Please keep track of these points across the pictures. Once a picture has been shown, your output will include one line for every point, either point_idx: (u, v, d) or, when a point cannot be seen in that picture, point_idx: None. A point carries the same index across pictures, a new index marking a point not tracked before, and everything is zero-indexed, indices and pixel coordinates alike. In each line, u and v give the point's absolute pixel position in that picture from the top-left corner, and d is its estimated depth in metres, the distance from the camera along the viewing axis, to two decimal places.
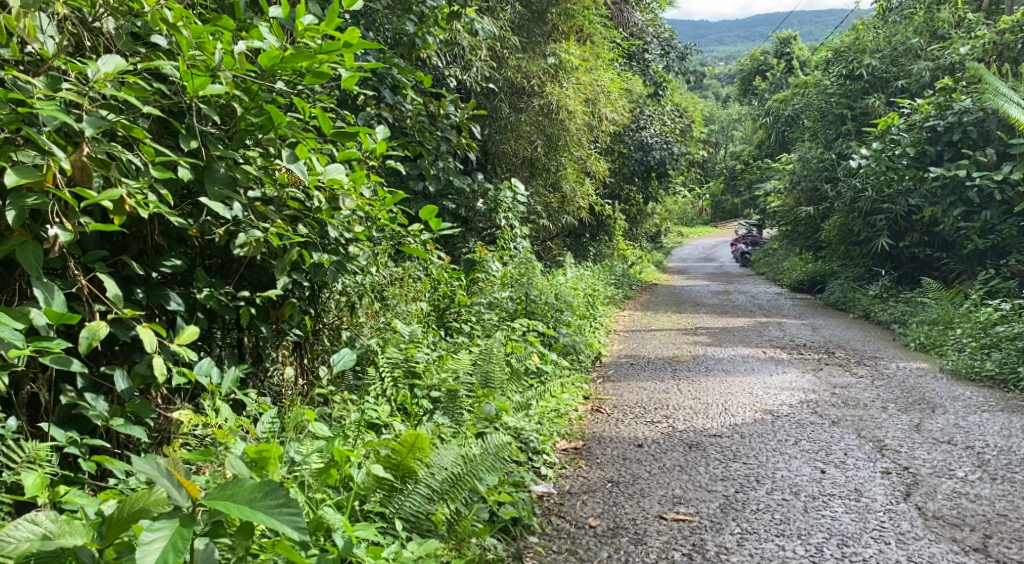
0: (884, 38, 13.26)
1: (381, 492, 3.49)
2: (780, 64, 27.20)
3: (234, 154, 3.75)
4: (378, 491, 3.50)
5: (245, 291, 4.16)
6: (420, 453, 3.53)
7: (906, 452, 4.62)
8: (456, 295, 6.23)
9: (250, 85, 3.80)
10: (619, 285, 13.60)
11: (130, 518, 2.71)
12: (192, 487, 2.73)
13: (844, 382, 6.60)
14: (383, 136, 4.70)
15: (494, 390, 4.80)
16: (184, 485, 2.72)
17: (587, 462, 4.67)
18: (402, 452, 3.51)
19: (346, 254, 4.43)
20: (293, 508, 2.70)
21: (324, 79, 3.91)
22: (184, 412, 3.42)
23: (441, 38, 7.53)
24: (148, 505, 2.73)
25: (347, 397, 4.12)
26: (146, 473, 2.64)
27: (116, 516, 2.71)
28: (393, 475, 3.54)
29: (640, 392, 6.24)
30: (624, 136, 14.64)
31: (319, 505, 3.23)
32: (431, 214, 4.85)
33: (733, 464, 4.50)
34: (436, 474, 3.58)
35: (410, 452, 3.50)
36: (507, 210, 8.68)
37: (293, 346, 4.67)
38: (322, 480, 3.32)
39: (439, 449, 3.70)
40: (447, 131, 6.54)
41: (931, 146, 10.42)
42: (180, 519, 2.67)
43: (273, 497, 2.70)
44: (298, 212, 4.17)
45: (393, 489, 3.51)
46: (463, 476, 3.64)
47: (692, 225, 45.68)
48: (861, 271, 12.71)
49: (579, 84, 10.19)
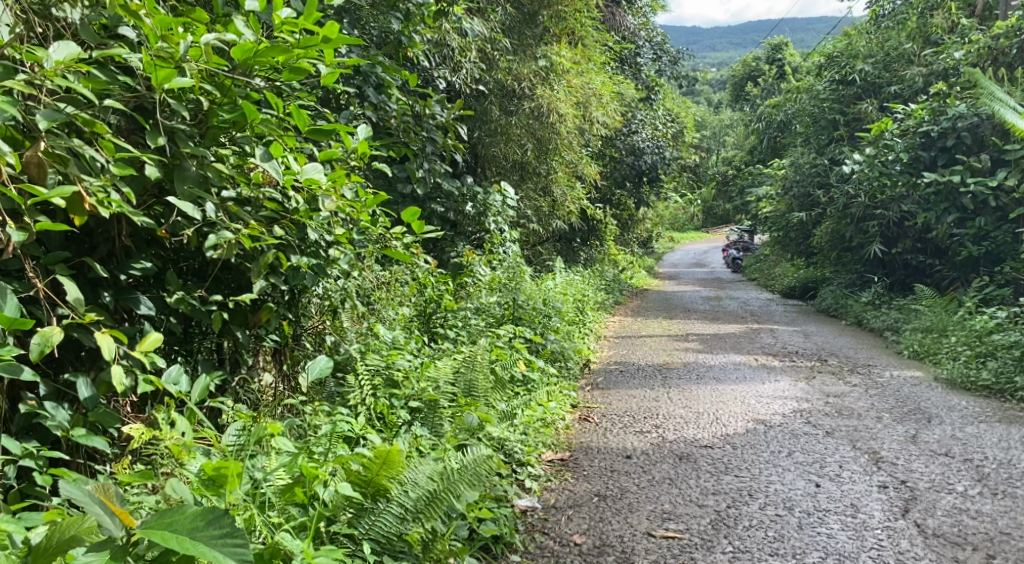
0: (878, 43, 13.18)
1: (351, 511, 3.35)
2: (772, 70, 27.17)
3: (206, 152, 3.58)
4: (348, 509, 3.35)
5: (219, 294, 4.00)
6: (391, 470, 3.39)
7: (903, 464, 4.47)
8: (442, 300, 6.07)
9: (222, 81, 3.65)
10: (610, 291, 13.46)
11: (59, 548, 2.59)
12: (125, 515, 2.67)
13: (839, 391, 6.46)
14: (366, 135, 4.56)
15: (478, 400, 4.64)
16: (117, 512, 2.66)
17: (573, 474, 4.51)
18: (373, 468, 3.38)
19: (326, 257, 4.28)
20: (238, 539, 2.62)
21: (302, 75, 3.77)
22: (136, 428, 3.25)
23: (430, 38, 7.39)
24: (80, 533, 2.62)
25: (320, 408, 3.98)
26: (75, 498, 2.58)
27: (43, 546, 2.58)
28: (364, 492, 3.40)
29: (630, 400, 6.08)
30: (615, 140, 14.53)
31: (276, 529, 3.09)
32: (414, 217, 4.70)
33: (725, 477, 4.34)
34: (409, 492, 3.43)
35: (380, 470, 3.37)
36: (496, 214, 8.53)
37: (272, 352, 4.56)
38: (287, 499, 3.20)
39: (414, 465, 3.55)
40: (433, 132, 6.38)
41: (925, 152, 10.31)
42: (111, 552, 2.61)
43: (217, 527, 2.63)
44: (275, 214, 4.02)
45: (363, 508, 3.37)
46: (439, 493, 3.47)
47: (683, 231, 45.60)
48: (854, 278, 12.59)
49: (570, 86, 10.06)
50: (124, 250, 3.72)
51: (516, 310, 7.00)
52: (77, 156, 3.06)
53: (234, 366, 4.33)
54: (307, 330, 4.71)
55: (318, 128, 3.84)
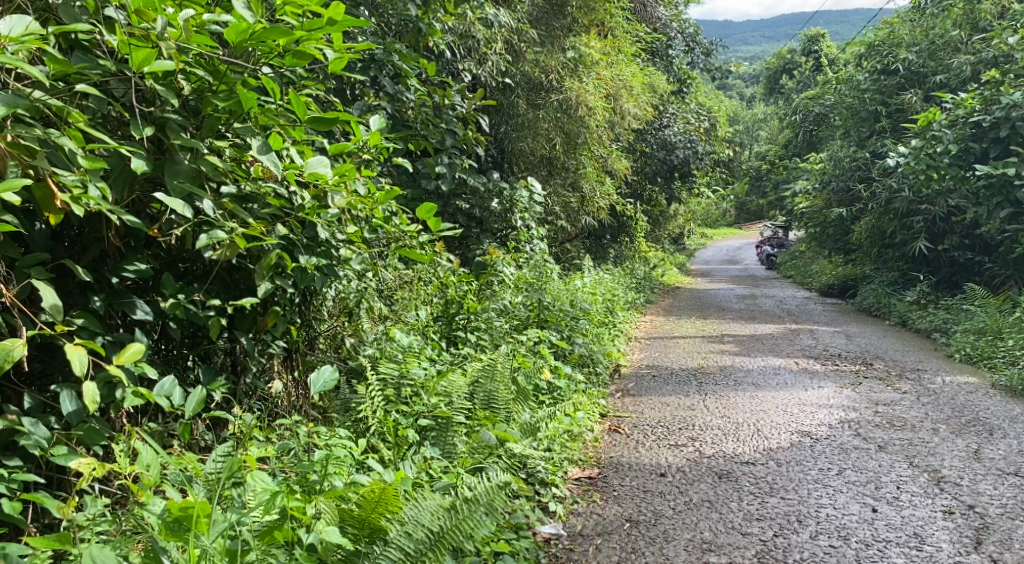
0: (922, 31, 12.65)
1: (343, 554, 3.06)
2: (807, 61, 26.52)
3: (200, 143, 3.26)
4: (339, 552, 3.07)
5: (219, 298, 3.69)
6: (387, 508, 3.11)
7: (968, 486, 4.07)
8: (465, 301, 5.74)
9: (217, 65, 3.32)
10: (640, 288, 13.07)
11: None
12: None
13: (888, 399, 6.03)
14: (378, 126, 4.23)
15: (498, 413, 4.30)
16: None
17: (602, 495, 4.14)
18: (367, 506, 3.11)
19: (338, 257, 3.96)
20: None
21: (306, 61, 3.41)
22: (87, 461, 2.96)
23: (453, 28, 7.06)
24: None
25: (316, 428, 3.68)
26: None
27: None
28: (359, 535, 3.12)
29: (663, 409, 5.70)
30: (647, 134, 14.15)
31: None
32: (429, 213, 4.34)
33: (770, 500, 3.96)
34: (410, 532, 3.10)
35: (375, 506, 3.10)
36: (524, 210, 8.18)
37: (283, 357, 4.27)
38: (268, 543, 2.96)
39: (417, 500, 3.22)
40: (453, 123, 5.96)
41: (976, 143, 9.86)
42: None
43: None
44: (280, 211, 3.70)
45: (356, 553, 3.07)
46: (446, 533, 3.15)
47: (715, 226, 45.02)
48: (896, 275, 12.11)
49: (600, 79, 9.68)
50: (117, 249, 3.42)
51: (541, 312, 6.64)
52: (52, 148, 2.80)
53: (241, 372, 4.03)
54: (320, 334, 4.41)
55: (322, 117, 3.49)
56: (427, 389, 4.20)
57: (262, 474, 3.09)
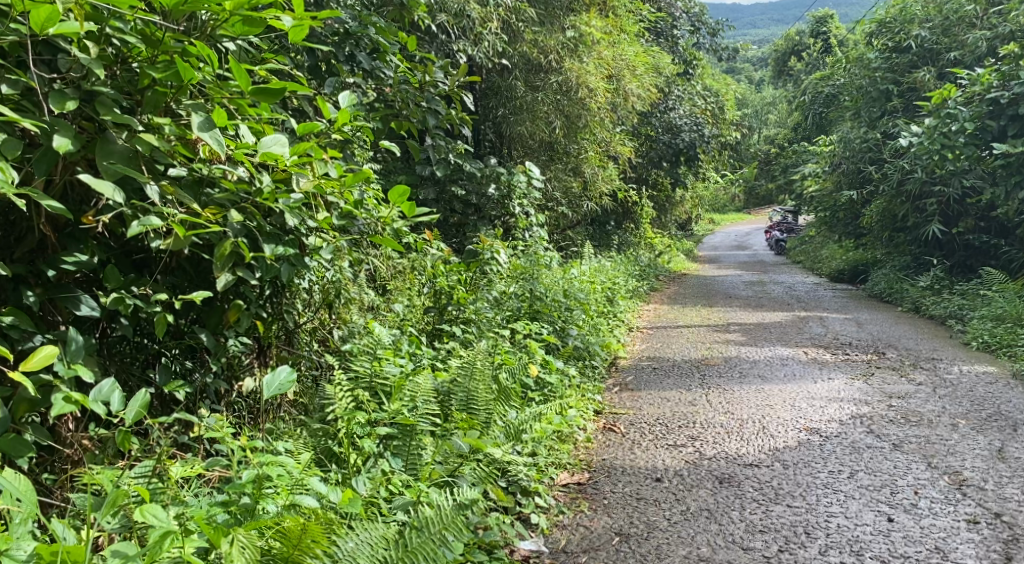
0: (936, 6, 12.17)
1: None
2: (816, 43, 25.94)
3: (134, 119, 2.92)
4: None
5: (168, 292, 3.33)
6: (310, 547, 2.78)
7: (993, 491, 3.73)
8: (455, 291, 5.42)
9: (153, 32, 2.99)
10: (645, 276, 12.75)
11: None
12: None
13: (902, 391, 5.67)
14: (347, 103, 3.89)
15: (477, 415, 3.98)
16: None
17: (591, 504, 3.82)
18: (288, 543, 2.78)
19: (307, 245, 3.59)
20: None
21: (258, 27, 3.11)
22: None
23: (444, 5, 6.71)
24: None
25: (253, 444, 3.38)
26: None
27: None
28: None
29: (662, 405, 5.36)
30: (652, 117, 13.78)
31: None
32: (403, 197, 3.99)
33: (775, 508, 3.63)
34: None
35: (299, 544, 2.77)
36: (522, 197, 7.81)
37: (256, 353, 3.93)
38: None
39: (353, 533, 2.93)
40: (434, 102, 5.35)
41: (994, 120, 9.41)
42: None
43: None
44: (237, 197, 3.34)
45: None
46: None
47: (723, 212, 44.62)
48: (908, 260, 11.77)
49: (602, 59, 9.25)
50: (55, 241, 3.10)
51: (534, 303, 6.31)
52: None
53: (202, 368, 3.71)
54: (297, 328, 4.09)
55: (273, 87, 3.17)
56: (391, 391, 3.88)
57: (156, 508, 2.70)
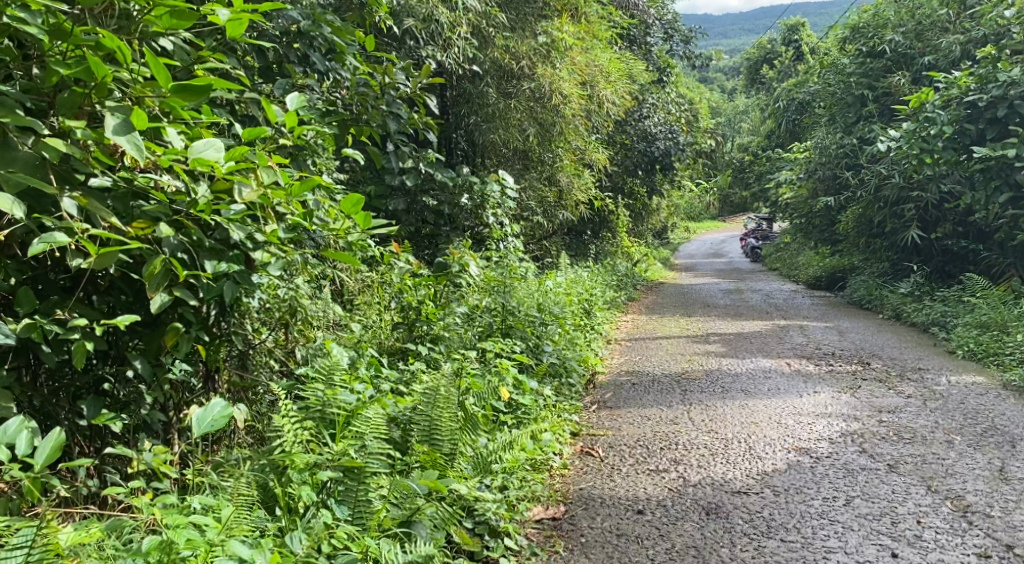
0: (909, 10, 12.00)
1: None
2: (787, 51, 25.83)
3: (36, 122, 2.60)
4: None
5: (96, 314, 2.97)
6: None
7: (1000, 518, 3.52)
8: (423, 306, 5.09)
9: (62, 24, 2.66)
10: (623, 286, 12.49)
11: None
12: None
13: (892, 405, 5.40)
14: (297, 107, 3.56)
15: (439, 448, 3.66)
16: None
17: (568, 543, 3.56)
18: None
19: (253, 261, 3.23)
20: None
21: (187, 19, 2.78)
22: None
23: (406, 8, 6.39)
24: None
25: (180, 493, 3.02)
26: None
27: None
28: None
29: (642, 424, 5.06)
30: (626, 126, 13.50)
31: None
32: (357, 207, 3.62)
33: (767, 543, 3.40)
34: None
35: None
36: (495, 207, 7.48)
37: (204, 378, 3.57)
38: None
39: None
40: (395, 105, 5.11)
41: (971, 124, 9.23)
42: None
43: None
44: (170, 209, 2.99)
45: None
46: None
47: (699, 220, 44.68)
48: (887, 266, 11.60)
49: (574, 65, 8.94)
50: None
51: (507, 317, 5.93)
52: None
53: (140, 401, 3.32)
54: (251, 350, 3.74)
55: (201, 84, 2.83)
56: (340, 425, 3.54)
57: None
